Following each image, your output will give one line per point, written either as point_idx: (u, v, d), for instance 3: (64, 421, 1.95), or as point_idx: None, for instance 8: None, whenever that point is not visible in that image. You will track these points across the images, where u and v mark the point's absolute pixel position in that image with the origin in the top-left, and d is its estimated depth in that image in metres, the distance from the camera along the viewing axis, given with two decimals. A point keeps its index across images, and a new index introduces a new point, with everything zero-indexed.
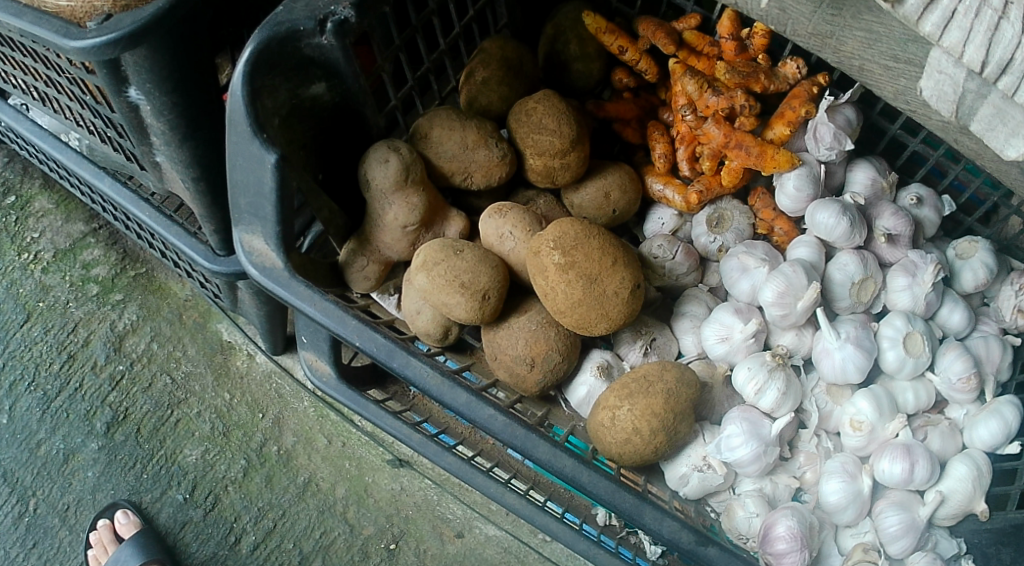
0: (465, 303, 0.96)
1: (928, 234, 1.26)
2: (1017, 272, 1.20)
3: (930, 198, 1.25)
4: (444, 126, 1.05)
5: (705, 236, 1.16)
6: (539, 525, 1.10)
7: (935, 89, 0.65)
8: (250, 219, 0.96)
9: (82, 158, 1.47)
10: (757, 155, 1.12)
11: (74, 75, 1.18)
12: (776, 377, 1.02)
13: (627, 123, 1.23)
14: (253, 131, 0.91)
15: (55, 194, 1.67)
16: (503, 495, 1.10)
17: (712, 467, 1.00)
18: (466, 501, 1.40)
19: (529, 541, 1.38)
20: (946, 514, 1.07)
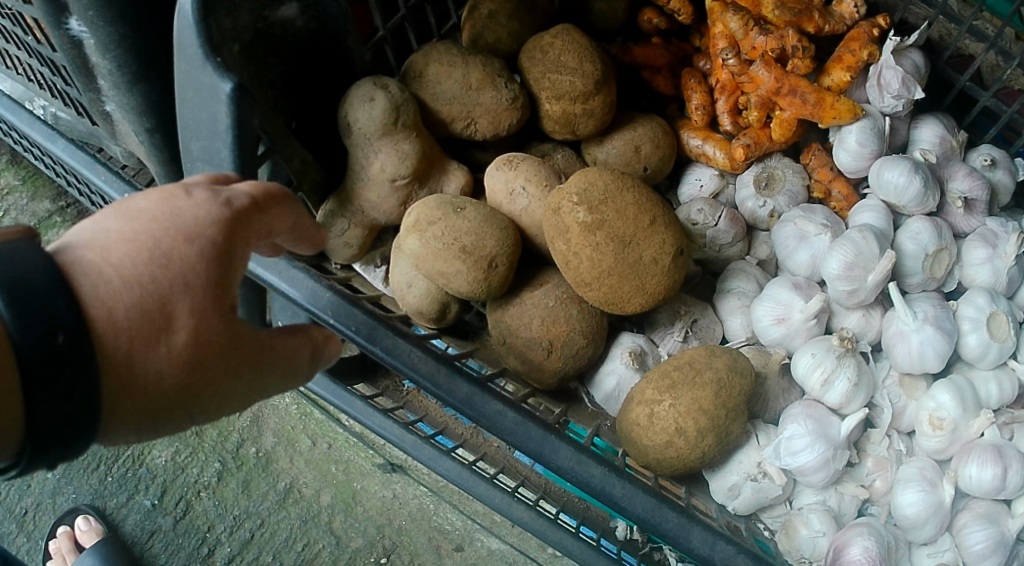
0: (466, 272, 0.77)
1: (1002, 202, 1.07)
2: None
3: (1005, 159, 1.06)
4: (442, 63, 0.87)
5: (753, 199, 0.98)
6: (551, 542, 0.90)
7: None
8: (203, 168, 0.77)
9: (32, 117, 1.23)
10: (814, 103, 0.94)
11: (14, 10, 0.99)
12: (845, 365, 0.84)
13: (658, 71, 1.04)
14: (205, 54, 0.73)
15: (21, 169, 1.49)
16: (511, 508, 0.92)
17: (768, 476, 0.82)
18: (465, 511, 1.21)
19: (535, 557, 1.20)
20: None
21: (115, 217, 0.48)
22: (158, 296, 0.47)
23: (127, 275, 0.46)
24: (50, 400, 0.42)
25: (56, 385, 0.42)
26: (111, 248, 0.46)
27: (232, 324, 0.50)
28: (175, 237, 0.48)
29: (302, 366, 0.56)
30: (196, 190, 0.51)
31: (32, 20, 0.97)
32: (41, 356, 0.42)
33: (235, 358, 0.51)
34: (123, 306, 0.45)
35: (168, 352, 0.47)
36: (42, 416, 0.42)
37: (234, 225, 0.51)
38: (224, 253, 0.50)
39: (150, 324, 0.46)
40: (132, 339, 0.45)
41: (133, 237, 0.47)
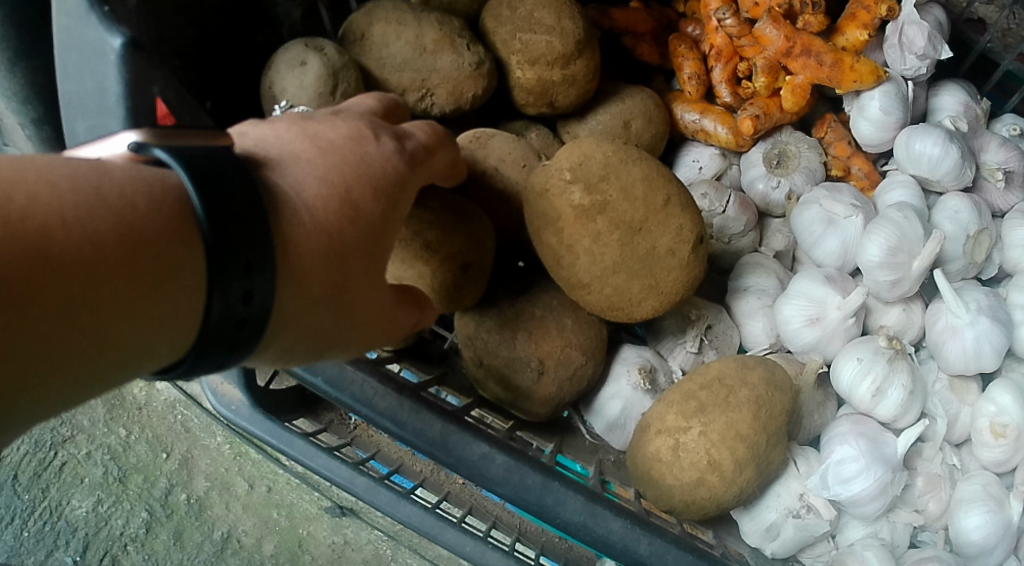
0: (434, 279, 0.60)
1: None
2: None
3: None
4: (390, 21, 0.71)
5: (764, 179, 0.83)
6: None
7: None
8: None
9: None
10: (832, 64, 0.80)
11: None
12: (898, 370, 0.70)
13: (640, 38, 0.88)
14: (90, 2, 0.57)
15: None
16: (484, 555, 0.74)
17: (814, 510, 0.67)
18: (426, 556, 1.01)
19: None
20: None
21: (306, 144, 0.46)
22: (340, 246, 0.44)
23: (319, 219, 0.44)
24: (227, 307, 0.39)
25: (237, 301, 0.39)
26: (304, 182, 0.44)
27: (381, 284, 0.49)
28: (364, 188, 0.46)
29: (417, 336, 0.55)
30: (382, 140, 0.49)
31: None
32: (231, 268, 0.39)
33: (372, 321, 0.49)
34: (310, 243, 0.43)
35: (331, 300, 0.45)
36: (218, 328, 0.39)
37: (407, 178, 0.50)
38: (395, 214, 0.49)
39: (327, 267, 0.44)
40: (310, 280, 0.43)
41: (327, 175, 0.45)
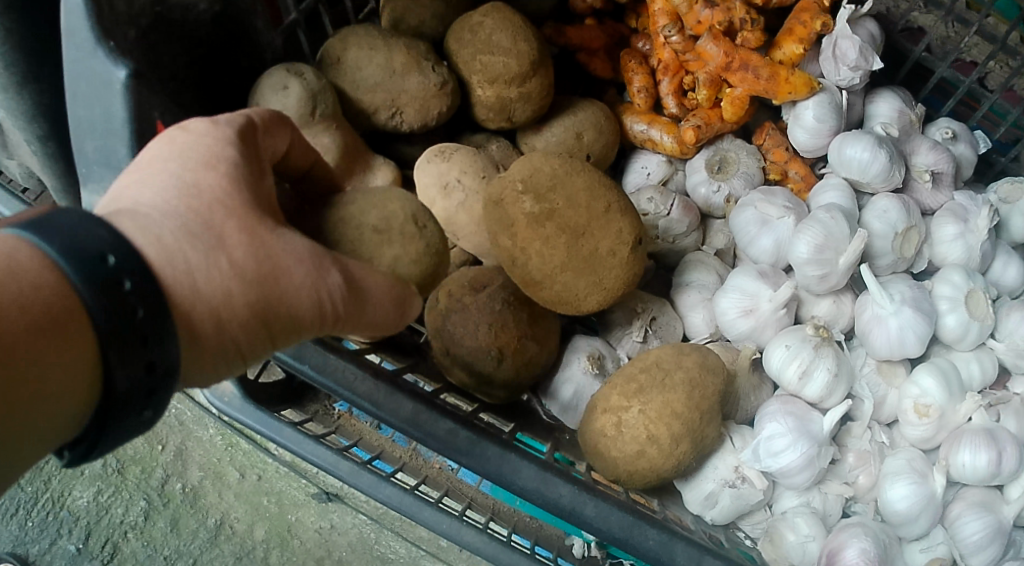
0: (404, 246, 0.63)
1: (964, 176, 1.06)
2: None
3: (965, 132, 1.04)
4: (362, 47, 0.78)
5: (706, 184, 0.90)
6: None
7: None
8: (101, 172, 0.65)
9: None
10: (768, 77, 0.88)
11: None
12: (823, 355, 0.77)
13: (594, 53, 0.97)
14: (97, 38, 0.64)
15: None
16: (460, 533, 0.82)
17: (748, 481, 0.75)
18: (409, 538, 1.09)
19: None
20: None
21: (138, 170, 0.51)
22: (200, 220, 0.48)
23: (163, 208, 0.48)
24: (131, 370, 0.43)
25: (140, 366, 0.43)
26: (142, 193, 0.49)
27: (280, 235, 0.51)
28: (195, 168, 0.50)
29: (381, 323, 0.57)
30: (193, 124, 0.53)
31: None
32: (128, 341, 0.42)
33: (308, 299, 0.52)
34: (189, 267, 0.47)
35: (225, 263, 0.48)
36: (125, 395, 0.43)
37: (245, 156, 0.53)
38: (241, 175, 0.52)
39: (198, 241, 0.48)
40: (200, 284, 0.47)
41: (157, 177, 0.50)
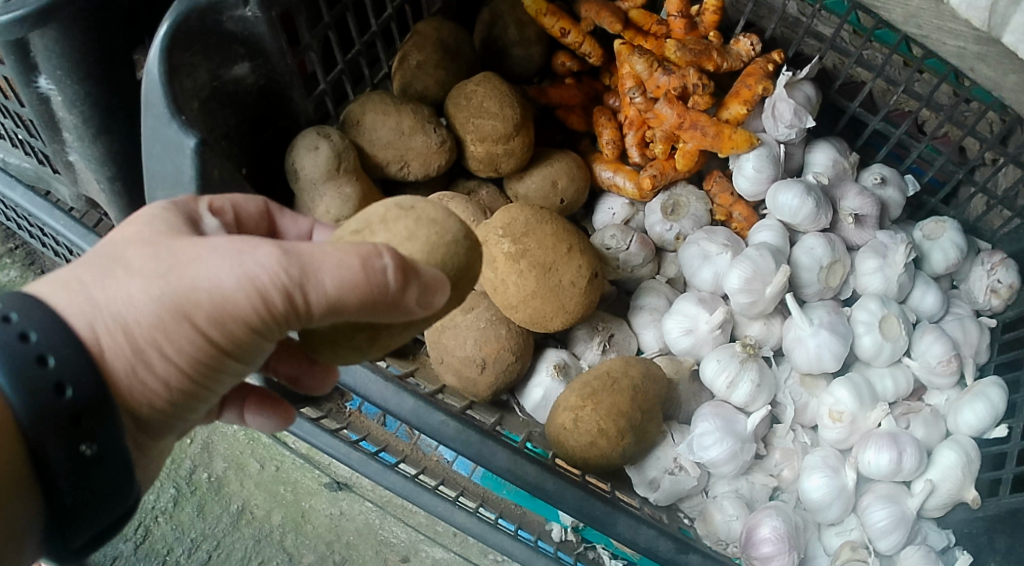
0: (394, 228, 0.58)
1: (892, 217, 1.16)
2: (986, 252, 1.19)
3: (893, 176, 1.15)
4: (377, 112, 0.96)
5: (661, 224, 1.08)
6: (493, 544, 1.01)
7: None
8: None
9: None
10: (713, 135, 1.04)
11: None
12: (748, 368, 0.95)
13: (571, 109, 1.15)
14: (171, 112, 0.79)
15: None
16: (453, 514, 1.00)
17: (684, 469, 0.92)
18: (410, 523, 1.26)
19: (480, 562, 1.24)
20: (936, 504, 1.01)
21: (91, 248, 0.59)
22: (107, 250, 0.53)
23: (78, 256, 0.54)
24: (58, 432, 0.49)
25: (63, 421, 0.49)
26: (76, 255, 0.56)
27: (192, 240, 0.53)
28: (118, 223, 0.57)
29: (355, 292, 0.52)
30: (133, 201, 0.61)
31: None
32: (55, 414, 0.49)
33: (226, 279, 0.52)
34: (92, 297, 0.52)
35: (125, 274, 0.52)
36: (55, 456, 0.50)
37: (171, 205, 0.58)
38: (160, 213, 0.56)
39: (99, 269, 0.53)
40: (104, 303, 0.52)
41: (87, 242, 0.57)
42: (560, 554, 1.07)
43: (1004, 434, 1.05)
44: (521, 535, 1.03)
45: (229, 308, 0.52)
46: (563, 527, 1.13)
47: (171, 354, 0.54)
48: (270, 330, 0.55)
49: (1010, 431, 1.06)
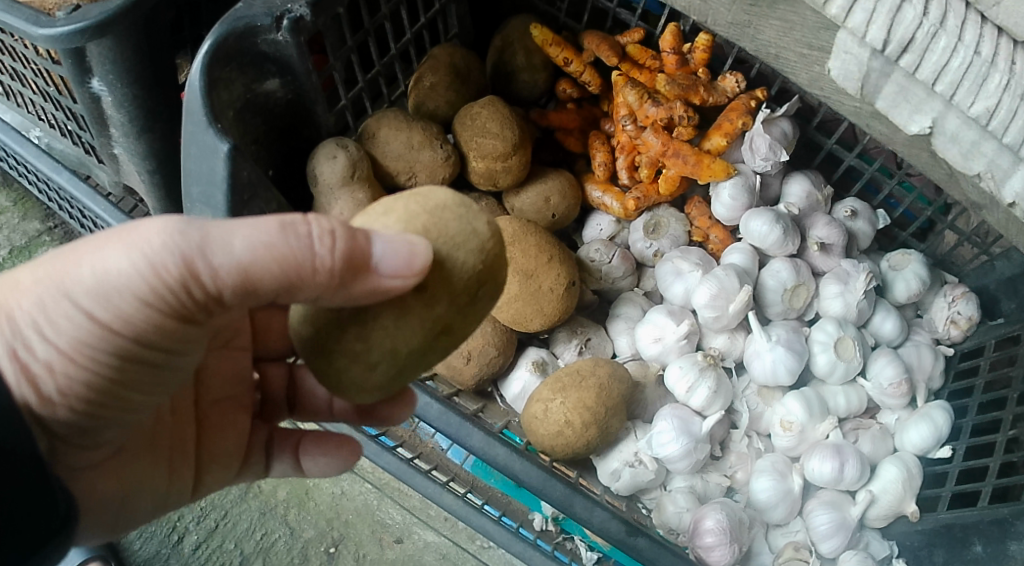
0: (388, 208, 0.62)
1: (862, 247, 1.23)
2: (949, 285, 1.27)
3: (865, 211, 1.22)
4: (390, 127, 1.08)
5: (642, 241, 1.19)
6: (476, 526, 1.18)
7: (843, 67, 0.73)
8: (201, 208, 0.94)
9: (25, 140, 1.36)
10: (693, 164, 1.15)
11: (38, 64, 1.11)
12: (706, 375, 1.05)
13: (569, 132, 1.26)
14: (208, 120, 0.91)
15: (11, 191, 1.51)
16: (443, 496, 1.18)
17: (643, 463, 1.02)
18: (405, 506, 1.36)
19: (468, 547, 1.34)
20: (877, 515, 1.10)
21: None
22: None
23: None
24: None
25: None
26: None
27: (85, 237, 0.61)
28: None
29: (262, 251, 0.58)
30: None
31: (56, 75, 1.10)
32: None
33: (107, 255, 0.59)
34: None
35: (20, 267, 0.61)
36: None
37: None
38: None
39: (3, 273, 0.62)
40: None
41: None
42: (538, 541, 1.18)
43: (947, 455, 1.14)
44: (503, 521, 1.20)
45: (121, 286, 0.59)
46: (544, 518, 1.23)
47: (72, 333, 0.61)
48: (164, 305, 0.60)
49: (954, 452, 1.15)
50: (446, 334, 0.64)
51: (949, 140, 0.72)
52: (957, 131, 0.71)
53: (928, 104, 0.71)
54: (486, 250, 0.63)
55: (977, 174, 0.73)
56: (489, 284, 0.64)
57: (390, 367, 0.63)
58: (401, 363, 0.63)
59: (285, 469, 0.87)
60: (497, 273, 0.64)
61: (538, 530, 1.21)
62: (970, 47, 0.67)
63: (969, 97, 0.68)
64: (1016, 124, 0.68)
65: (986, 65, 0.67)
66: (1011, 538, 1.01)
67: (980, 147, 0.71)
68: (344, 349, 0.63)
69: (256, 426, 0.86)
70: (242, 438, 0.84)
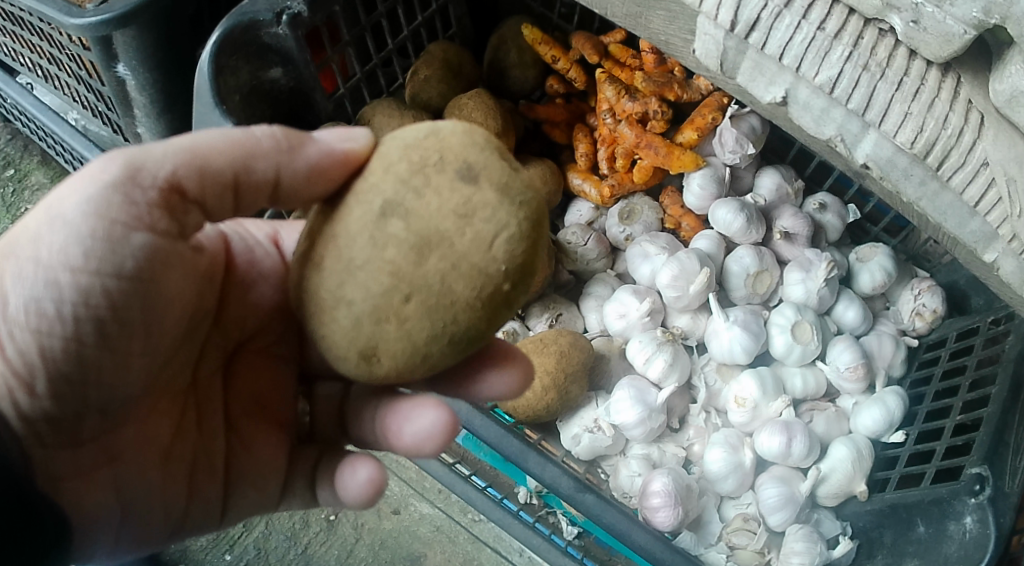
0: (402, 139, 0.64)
1: (832, 239, 1.29)
2: (917, 278, 1.31)
3: (835, 204, 1.29)
4: (383, 114, 1.19)
5: (616, 227, 1.27)
6: (459, 492, 1.22)
7: (704, 47, 0.89)
8: None
9: (61, 120, 1.50)
10: (664, 154, 1.23)
11: (72, 50, 1.25)
12: (664, 349, 1.15)
13: (556, 124, 1.34)
14: (215, 102, 1.02)
15: (51, 170, 1.67)
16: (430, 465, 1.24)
17: (602, 429, 1.11)
18: (402, 477, 1.36)
19: (460, 520, 1.34)
20: (829, 493, 1.16)
21: None
22: None
23: None
24: None
25: None
26: None
27: None
28: None
29: (216, 145, 0.66)
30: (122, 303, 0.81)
31: (87, 60, 1.23)
32: None
33: (50, 204, 0.64)
34: None
35: None
36: None
37: None
38: None
39: None
40: None
41: None
42: (523, 513, 1.21)
43: (900, 439, 1.20)
44: (491, 492, 1.22)
45: (70, 220, 0.63)
46: (528, 490, 1.24)
47: (28, 289, 0.63)
48: (115, 229, 0.63)
49: (906, 436, 1.21)
50: (393, 218, 0.60)
51: (802, 108, 0.86)
52: (808, 100, 0.85)
53: (779, 77, 0.85)
54: (435, 130, 0.63)
55: (829, 138, 0.86)
56: (440, 160, 0.61)
57: (362, 316, 0.61)
58: (350, 260, 0.61)
59: (332, 500, 0.79)
60: (454, 152, 0.61)
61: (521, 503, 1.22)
62: (812, 23, 0.81)
63: (813, 67, 0.82)
64: (857, 91, 0.81)
65: (827, 39, 0.81)
66: (949, 518, 1.04)
67: (829, 113, 0.84)
68: (312, 261, 0.63)
69: (302, 451, 0.81)
70: (281, 457, 0.80)
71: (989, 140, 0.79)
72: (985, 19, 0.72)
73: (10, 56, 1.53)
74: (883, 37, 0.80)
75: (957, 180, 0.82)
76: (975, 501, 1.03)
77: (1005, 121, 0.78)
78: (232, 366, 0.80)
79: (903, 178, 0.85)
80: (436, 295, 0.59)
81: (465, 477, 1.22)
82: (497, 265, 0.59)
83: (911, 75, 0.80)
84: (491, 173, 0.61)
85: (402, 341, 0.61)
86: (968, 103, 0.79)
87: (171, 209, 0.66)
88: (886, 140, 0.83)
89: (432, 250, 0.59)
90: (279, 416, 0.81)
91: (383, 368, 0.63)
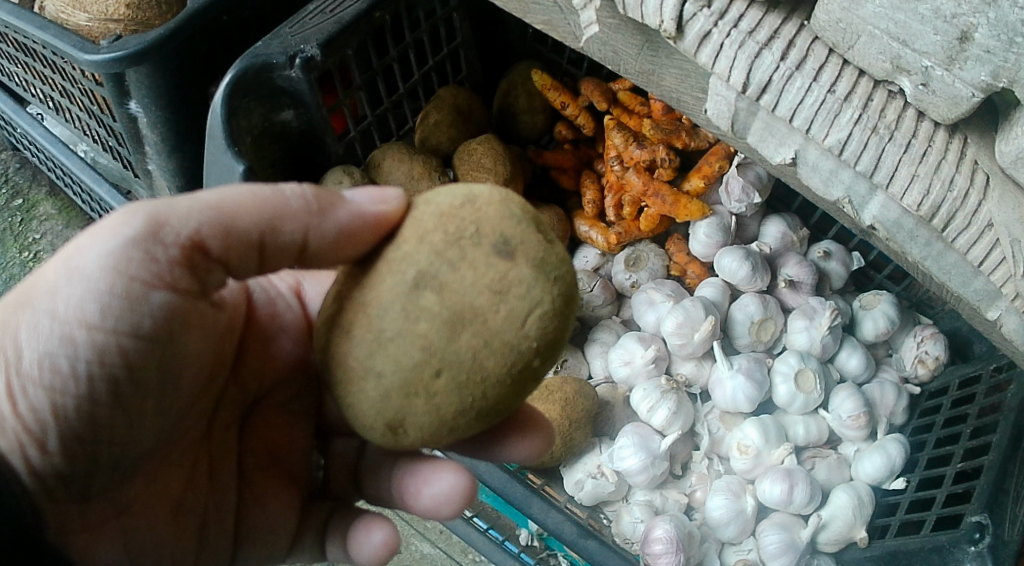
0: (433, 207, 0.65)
1: (836, 287, 1.31)
2: (919, 327, 1.32)
3: (839, 253, 1.30)
4: (392, 157, 1.20)
5: (623, 273, 1.29)
6: (461, 534, 1.23)
7: (716, 107, 0.90)
8: None
9: (71, 152, 1.52)
10: (671, 203, 1.24)
11: (85, 86, 1.27)
12: (668, 398, 1.16)
13: (564, 171, 1.36)
14: (227, 144, 1.04)
15: (59, 201, 1.69)
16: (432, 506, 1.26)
17: (605, 475, 1.13)
18: (403, 517, 1.37)
19: (461, 561, 1.35)
20: (829, 540, 1.16)
21: None
22: None
23: None
24: None
25: None
26: None
27: None
28: None
29: (246, 202, 0.66)
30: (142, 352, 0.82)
31: (100, 96, 1.25)
32: None
33: (71, 257, 0.65)
34: None
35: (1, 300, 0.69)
36: None
37: None
38: None
39: None
40: None
41: None
42: (522, 554, 1.22)
43: (900, 486, 1.20)
44: (492, 534, 1.24)
45: (88, 277, 0.64)
46: (530, 533, 1.25)
47: (43, 344, 0.64)
48: (136, 290, 0.65)
49: (907, 484, 1.21)
50: (427, 291, 0.61)
51: (811, 169, 0.88)
52: (816, 161, 0.87)
53: (790, 139, 0.87)
54: (471, 199, 0.64)
55: (837, 200, 0.88)
56: (476, 233, 0.62)
57: (377, 380, 0.63)
58: (381, 331, 0.62)
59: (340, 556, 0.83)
60: (489, 224, 0.62)
61: (523, 546, 1.24)
62: (823, 86, 0.81)
63: (823, 130, 0.82)
64: (865, 153, 0.82)
65: (837, 102, 0.81)
66: None
67: (837, 175, 0.86)
68: (342, 326, 0.65)
69: (314, 508, 0.84)
70: (292, 513, 0.83)
71: (994, 201, 0.80)
72: (993, 83, 0.72)
73: (22, 87, 1.55)
74: (893, 98, 0.81)
75: (962, 241, 0.83)
76: (976, 549, 1.03)
77: (1009, 182, 0.79)
78: (247, 421, 0.83)
79: (908, 239, 0.86)
80: (467, 370, 0.61)
81: (467, 517, 1.24)
82: (529, 342, 0.61)
83: (919, 138, 0.80)
84: (527, 248, 0.62)
85: (429, 415, 0.63)
86: (974, 164, 0.81)
87: (193, 267, 0.67)
88: (893, 202, 0.84)
89: (466, 327, 0.60)
90: (291, 472, 0.84)
91: (409, 438, 0.65)
